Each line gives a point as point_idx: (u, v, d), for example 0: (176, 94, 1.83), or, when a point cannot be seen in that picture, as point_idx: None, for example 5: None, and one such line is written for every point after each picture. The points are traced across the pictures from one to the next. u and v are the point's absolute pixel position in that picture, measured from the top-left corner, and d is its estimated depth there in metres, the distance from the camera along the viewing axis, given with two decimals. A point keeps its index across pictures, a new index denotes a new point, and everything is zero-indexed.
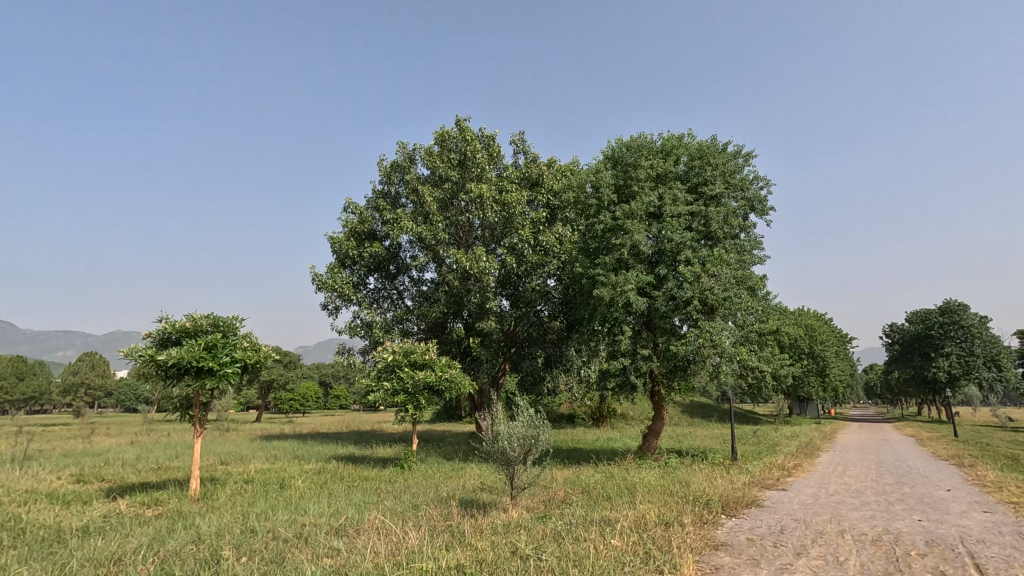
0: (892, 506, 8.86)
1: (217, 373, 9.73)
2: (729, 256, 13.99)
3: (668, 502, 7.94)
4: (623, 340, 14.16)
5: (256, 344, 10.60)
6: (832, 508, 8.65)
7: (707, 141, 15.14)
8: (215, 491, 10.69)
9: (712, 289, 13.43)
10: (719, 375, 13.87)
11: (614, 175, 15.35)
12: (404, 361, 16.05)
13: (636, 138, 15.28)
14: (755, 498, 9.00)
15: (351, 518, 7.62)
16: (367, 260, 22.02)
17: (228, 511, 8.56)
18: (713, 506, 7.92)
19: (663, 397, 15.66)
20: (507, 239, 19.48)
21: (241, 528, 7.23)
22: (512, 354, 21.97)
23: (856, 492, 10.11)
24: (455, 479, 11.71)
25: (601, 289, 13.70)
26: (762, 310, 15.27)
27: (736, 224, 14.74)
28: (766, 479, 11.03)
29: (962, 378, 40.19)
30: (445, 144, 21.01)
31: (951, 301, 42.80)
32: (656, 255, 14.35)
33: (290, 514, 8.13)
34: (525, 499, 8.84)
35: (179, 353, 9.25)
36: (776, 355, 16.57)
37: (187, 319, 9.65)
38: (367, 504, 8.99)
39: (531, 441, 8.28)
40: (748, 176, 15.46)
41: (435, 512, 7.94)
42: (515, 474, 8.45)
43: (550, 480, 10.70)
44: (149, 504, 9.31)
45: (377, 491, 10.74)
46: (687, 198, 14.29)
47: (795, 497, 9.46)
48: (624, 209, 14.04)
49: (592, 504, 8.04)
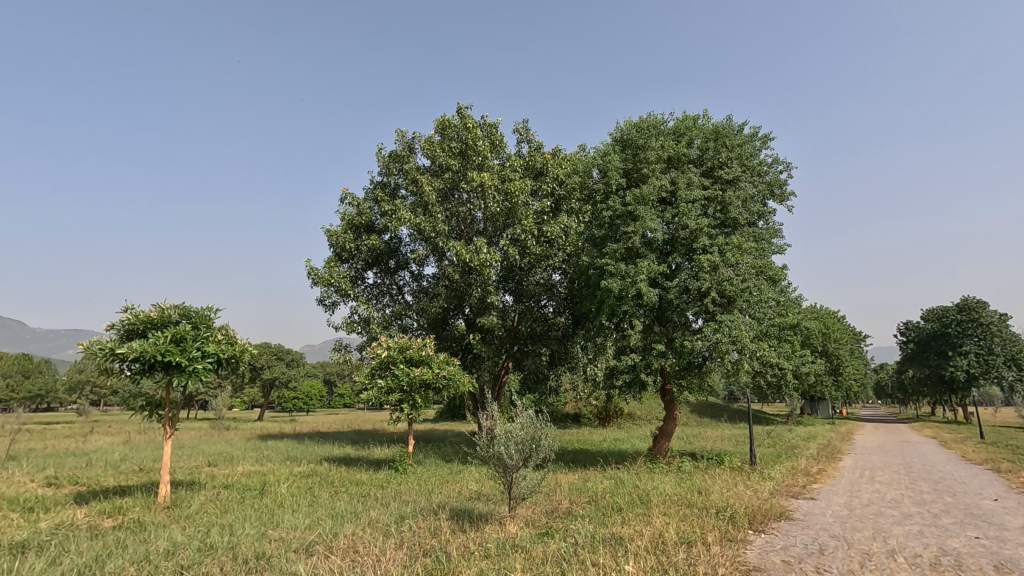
0: (941, 520, 7.84)
1: (186, 369, 8.81)
2: (748, 244, 13.04)
3: (688, 516, 6.98)
4: (633, 335, 13.17)
5: (232, 337, 9.69)
6: (871, 522, 7.65)
7: (723, 123, 14.21)
8: (188, 497, 9.75)
9: (730, 279, 12.48)
10: (738, 374, 12.89)
11: (623, 159, 14.37)
12: (399, 358, 15.08)
13: (646, 119, 14.31)
14: (783, 509, 8.02)
15: (325, 534, 6.69)
16: (365, 255, 21.11)
17: (193, 523, 7.65)
18: (740, 521, 6.95)
19: (675, 396, 14.72)
20: (509, 230, 18.52)
21: (198, 545, 6.31)
22: (515, 351, 21.07)
23: (894, 503, 9.11)
24: (450, 485, 10.79)
25: (609, 280, 12.76)
26: (781, 302, 14.33)
27: (754, 210, 13.75)
28: (791, 487, 10.03)
29: (981, 378, 38.91)
30: (445, 132, 20.01)
31: (968, 298, 41.81)
32: (669, 244, 13.41)
33: (258, 527, 7.19)
34: (525, 510, 7.89)
35: (142, 346, 8.36)
36: (797, 351, 15.59)
37: (154, 309, 8.76)
38: (349, 515, 8.06)
39: (532, 446, 7.34)
40: (766, 160, 14.47)
41: (422, 526, 7.00)
42: (514, 482, 7.48)
43: (554, 487, 9.74)
44: (109, 513, 8.41)
45: (364, 498, 9.81)
46: (702, 182, 13.33)
47: (827, 508, 8.48)
48: (635, 194, 13.08)
49: (602, 517, 7.09)
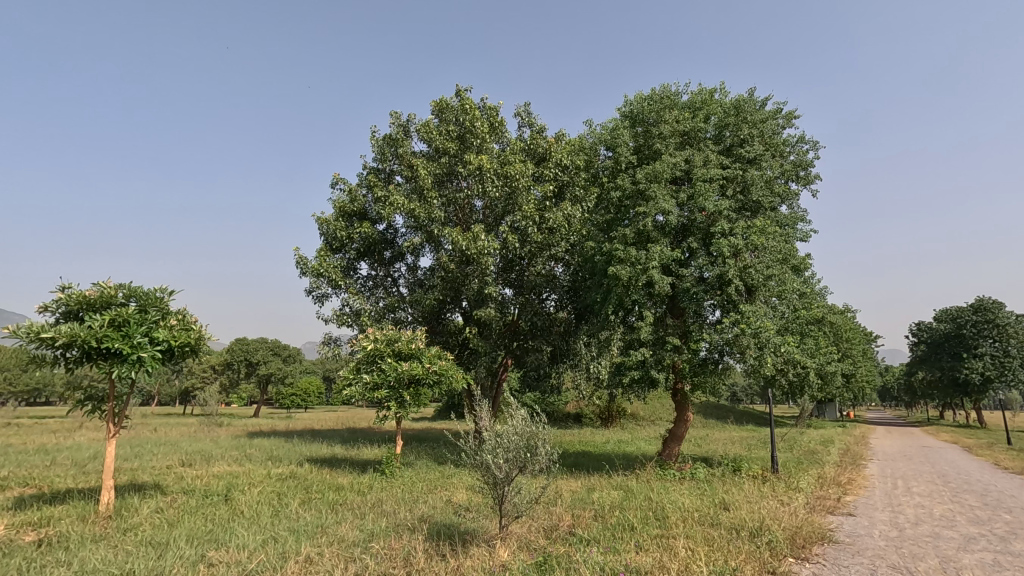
0: (1013, 545, 6.62)
1: (129, 359, 7.58)
2: (771, 228, 11.82)
3: (716, 541, 5.79)
4: (643, 329, 11.92)
5: (189, 323, 8.46)
6: (932, 548, 6.45)
7: (743, 97, 13.01)
8: (136, 505, 8.51)
9: (753, 267, 11.33)
10: (760, 372, 11.70)
11: (633, 136, 13.16)
12: (387, 351, 13.91)
13: (658, 91, 13.10)
14: (825, 530, 6.83)
15: (274, 558, 5.49)
16: (357, 244, 19.90)
17: (127, 539, 6.46)
18: (779, 547, 5.74)
19: (687, 397, 13.50)
20: (509, 218, 17.28)
21: (113, 573, 5.11)
22: (515, 348, 19.85)
23: (948, 521, 7.87)
24: (438, 493, 9.61)
25: (618, 266, 11.63)
26: (805, 295, 13.12)
27: (778, 191, 12.51)
28: (825, 500, 8.80)
29: (997, 380, 37.50)
30: (443, 115, 18.77)
31: (984, 298, 40.40)
32: (685, 229, 12.25)
33: (198, 548, 5.98)
34: (518, 529, 6.68)
35: (74, 330, 7.16)
36: (821, 350, 14.33)
37: (93, 288, 7.54)
38: (313, 532, 6.82)
39: (528, 455, 6.12)
40: (789, 139, 13.25)
41: (394, 549, 5.79)
42: (506, 497, 6.28)
43: (555, 497, 8.59)
44: (35, 524, 7.20)
45: (337, 508, 8.61)
46: (721, 160, 12.14)
47: (873, 529, 7.28)
48: (647, 171, 11.88)
49: (611, 541, 5.88)
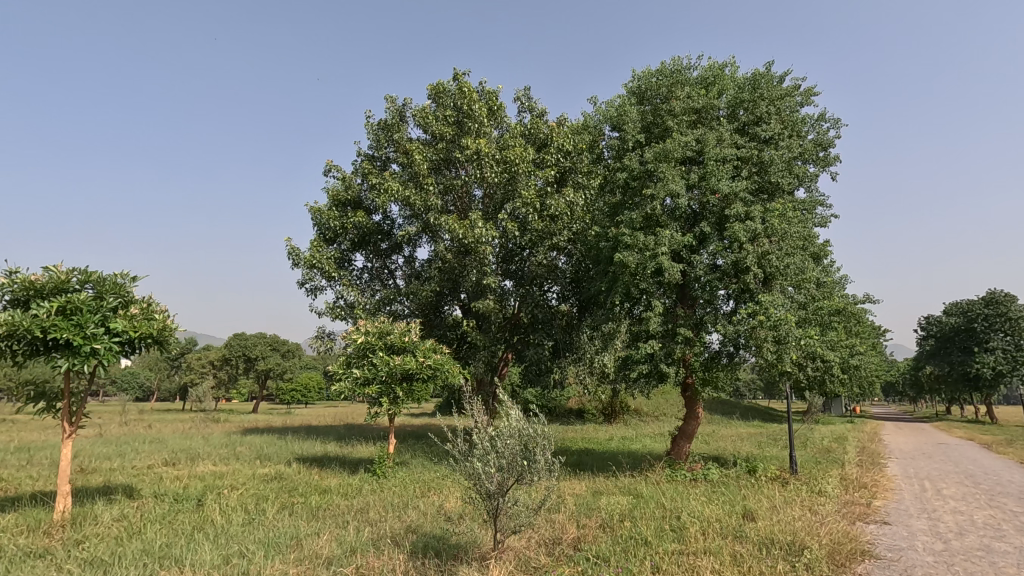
0: None
1: (82, 351, 6.79)
2: (791, 212, 10.98)
3: (745, 560, 5.00)
4: (652, 319, 11.07)
5: (152, 312, 7.66)
6: (988, 565, 5.64)
7: (758, 73, 12.18)
8: (97, 513, 7.70)
9: (771, 253, 10.51)
10: (778, 367, 10.88)
11: (642, 114, 12.29)
12: (378, 345, 13.06)
13: (668, 66, 12.25)
14: (863, 543, 6.03)
15: None
16: (352, 234, 18.99)
17: (68, 555, 5.67)
18: (817, 568, 4.94)
19: (697, 392, 12.71)
20: (509, 205, 16.40)
21: None
22: (515, 342, 18.99)
23: (996, 532, 7.06)
24: (430, 498, 8.81)
25: (625, 253, 10.80)
26: (824, 284, 12.31)
27: (798, 173, 11.64)
28: (854, 506, 8.02)
29: (1008, 375, 36.68)
30: (439, 100, 17.87)
31: (996, 292, 39.49)
32: (698, 213, 11.41)
33: (148, 568, 5.17)
34: (516, 543, 5.91)
35: (17, 318, 6.39)
36: (841, 344, 13.49)
37: (41, 273, 6.75)
38: (286, 546, 6.02)
39: (527, 461, 5.34)
40: (807, 118, 12.41)
41: (373, 569, 5.01)
42: (503, 509, 5.51)
43: (558, 503, 7.86)
44: None
45: (319, 515, 7.83)
46: (735, 139, 11.32)
47: (917, 541, 6.49)
48: (656, 151, 11.05)
49: (622, 560, 5.11)
